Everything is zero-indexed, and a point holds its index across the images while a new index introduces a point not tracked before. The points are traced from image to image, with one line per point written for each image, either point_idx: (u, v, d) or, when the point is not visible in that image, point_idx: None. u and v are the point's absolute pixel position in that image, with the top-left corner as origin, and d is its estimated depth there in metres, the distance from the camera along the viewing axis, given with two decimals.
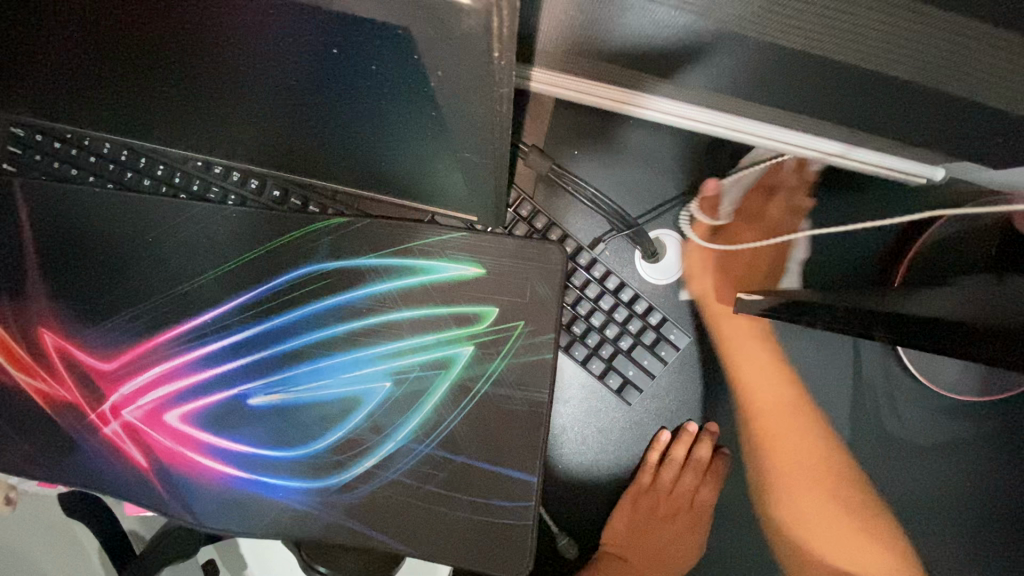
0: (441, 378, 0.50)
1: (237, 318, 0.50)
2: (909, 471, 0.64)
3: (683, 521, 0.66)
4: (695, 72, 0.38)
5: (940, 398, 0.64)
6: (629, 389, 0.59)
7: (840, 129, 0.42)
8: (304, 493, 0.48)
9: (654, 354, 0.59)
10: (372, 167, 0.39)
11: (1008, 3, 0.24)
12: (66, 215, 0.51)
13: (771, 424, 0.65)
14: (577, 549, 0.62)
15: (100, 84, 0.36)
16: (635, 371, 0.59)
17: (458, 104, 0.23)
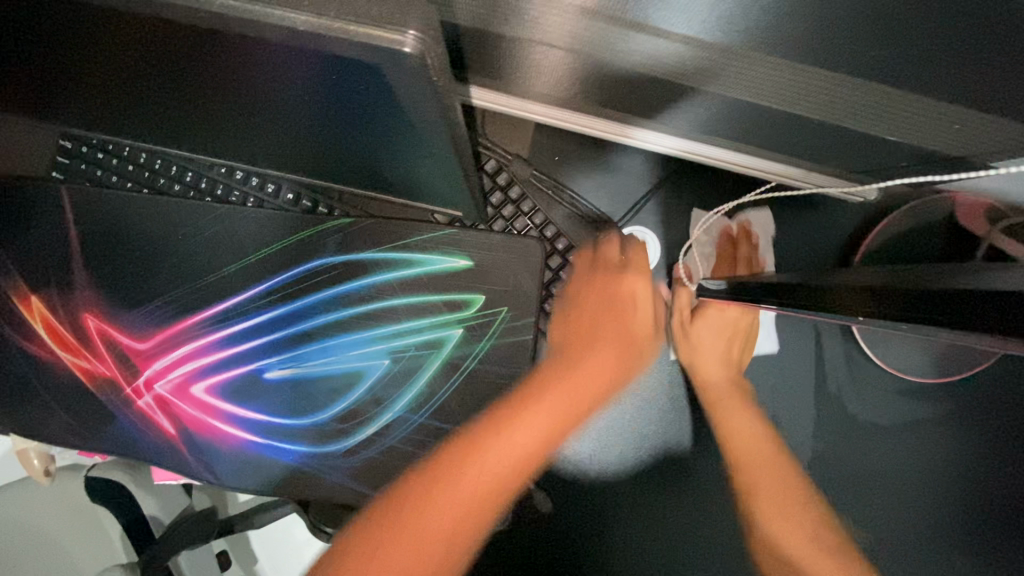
0: (434, 357, 0.56)
1: (256, 303, 0.57)
2: (874, 452, 0.68)
3: (567, 397, 0.55)
4: (640, 91, 0.45)
5: (903, 382, 0.68)
6: None
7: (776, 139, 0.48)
8: (311, 457, 0.54)
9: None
10: (367, 169, 0.46)
11: (840, 43, 0.31)
12: (107, 215, 0.58)
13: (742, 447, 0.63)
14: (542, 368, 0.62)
15: (136, 103, 0.43)
16: None
17: (420, 121, 0.30)
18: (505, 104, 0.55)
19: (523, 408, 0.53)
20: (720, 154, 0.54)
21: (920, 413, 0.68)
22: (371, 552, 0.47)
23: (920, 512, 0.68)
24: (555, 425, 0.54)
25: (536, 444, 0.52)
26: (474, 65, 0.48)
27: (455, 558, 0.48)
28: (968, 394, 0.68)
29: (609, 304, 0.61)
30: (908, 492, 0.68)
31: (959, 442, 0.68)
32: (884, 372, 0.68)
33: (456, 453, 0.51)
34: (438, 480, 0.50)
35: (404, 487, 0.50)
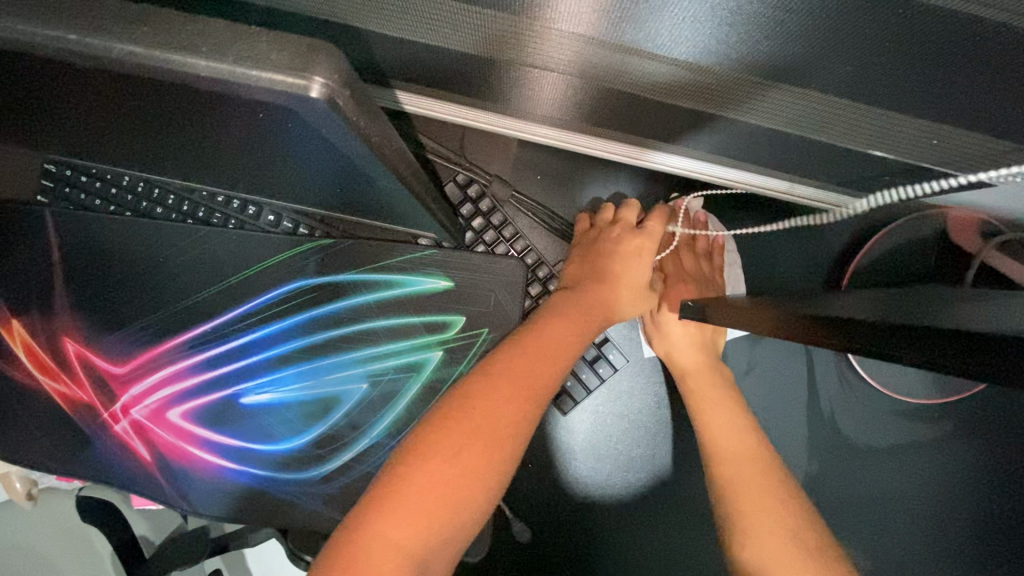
0: (414, 380, 0.56)
1: (234, 327, 0.56)
2: (870, 475, 0.66)
3: (573, 324, 0.53)
4: (619, 111, 0.44)
5: (900, 402, 0.66)
6: (565, 399, 0.64)
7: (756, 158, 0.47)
8: (288, 483, 0.54)
9: (594, 370, 0.64)
10: (337, 195, 0.45)
11: (794, 64, 0.30)
12: (88, 240, 0.58)
13: (725, 433, 0.57)
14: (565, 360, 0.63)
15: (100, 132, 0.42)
16: (573, 382, 0.64)
17: (363, 161, 0.28)
18: (479, 119, 0.52)
19: (529, 342, 0.50)
20: (711, 169, 0.53)
21: (916, 435, 0.66)
22: (397, 476, 0.41)
23: (919, 538, 0.66)
24: (565, 348, 0.51)
25: (548, 372, 0.49)
26: (423, 78, 0.45)
27: (475, 480, 0.42)
28: (966, 415, 0.66)
29: (614, 254, 0.59)
30: (906, 518, 0.66)
31: (958, 465, 0.66)
32: (878, 392, 0.66)
33: (472, 390, 0.46)
34: (458, 413, 0.44)
35: (416, 436, 0.43)
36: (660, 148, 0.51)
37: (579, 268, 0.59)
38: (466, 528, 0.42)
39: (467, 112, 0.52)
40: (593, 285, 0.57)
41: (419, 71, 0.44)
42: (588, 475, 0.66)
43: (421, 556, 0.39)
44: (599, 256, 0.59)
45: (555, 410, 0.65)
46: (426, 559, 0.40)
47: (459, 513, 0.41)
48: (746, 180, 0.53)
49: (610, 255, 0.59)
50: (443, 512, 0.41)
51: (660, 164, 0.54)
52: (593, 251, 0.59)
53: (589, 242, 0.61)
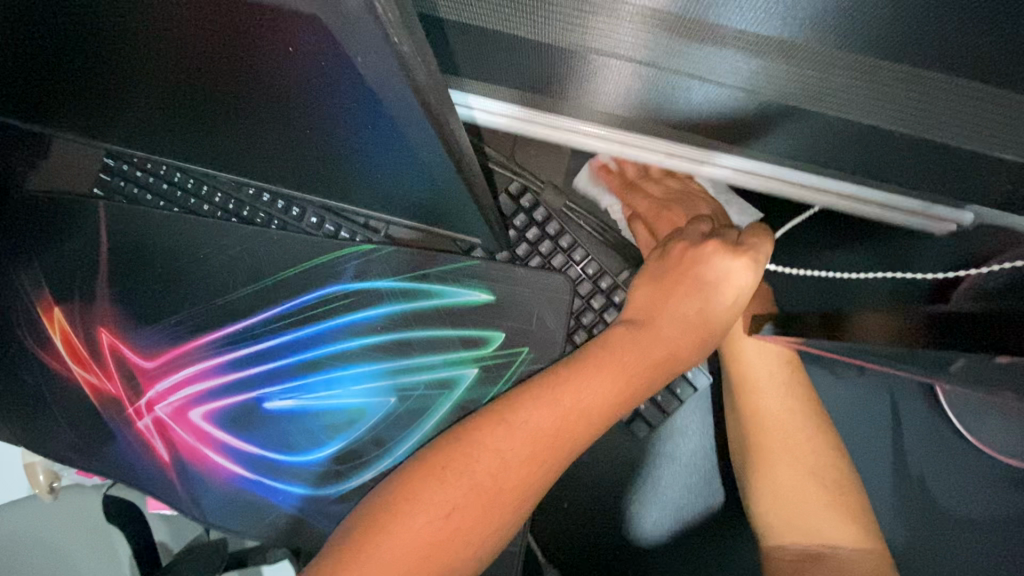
0: (445, 398, 0.52)
1: (266, 328, 0.54)
2: (967, 551, 0.56)
3: (625, 378, 0.41)
4: (696, 102, 0.39)
5: (1008, 467, 0.56)
6: (639, 422, 0.58)
7: (845, 161, 0.41)
8: (303, 500, 0.50)
9: (670, 391, 0.58)
10: (388, 168, 0.43)
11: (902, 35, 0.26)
12: (134, 232, 0.58)
13: (777, 413, 0.55)
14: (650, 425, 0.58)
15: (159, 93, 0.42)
16: (648, 405, 0.57)
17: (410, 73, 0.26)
18: (539, 119, 0.51)
19: (562, 391, 0.40)
20: (790, 176, 0.48)
21: None
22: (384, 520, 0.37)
23: None
24: (606, 404, 0.41)
25: (578, 434, 0.40)
26: (481, 73, 0.44)
27: (463, 541, 0.37)
28: None
29: (700, 287, 0.45)
30: None
31: None
32: (980, 454, 0.56)
33: (484, 437, 0.39)
34: (458, 466, 0.38)
35: (410, 478, 0.38)
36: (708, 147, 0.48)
37: (650, 299, 0.46)
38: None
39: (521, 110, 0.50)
40: (661, 327, 0.44)
41: (474, 61, 0.41)
42: (627, 523, 0.60)
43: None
44: (681, 288, 0.45)
45: (608, 440, 0.59)
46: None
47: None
48: (823, 186, 0.47)
49: (691, 292, 0.45)
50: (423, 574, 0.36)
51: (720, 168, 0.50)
52: (673, 280, 0.46)
53: (675, 259, 0.47)
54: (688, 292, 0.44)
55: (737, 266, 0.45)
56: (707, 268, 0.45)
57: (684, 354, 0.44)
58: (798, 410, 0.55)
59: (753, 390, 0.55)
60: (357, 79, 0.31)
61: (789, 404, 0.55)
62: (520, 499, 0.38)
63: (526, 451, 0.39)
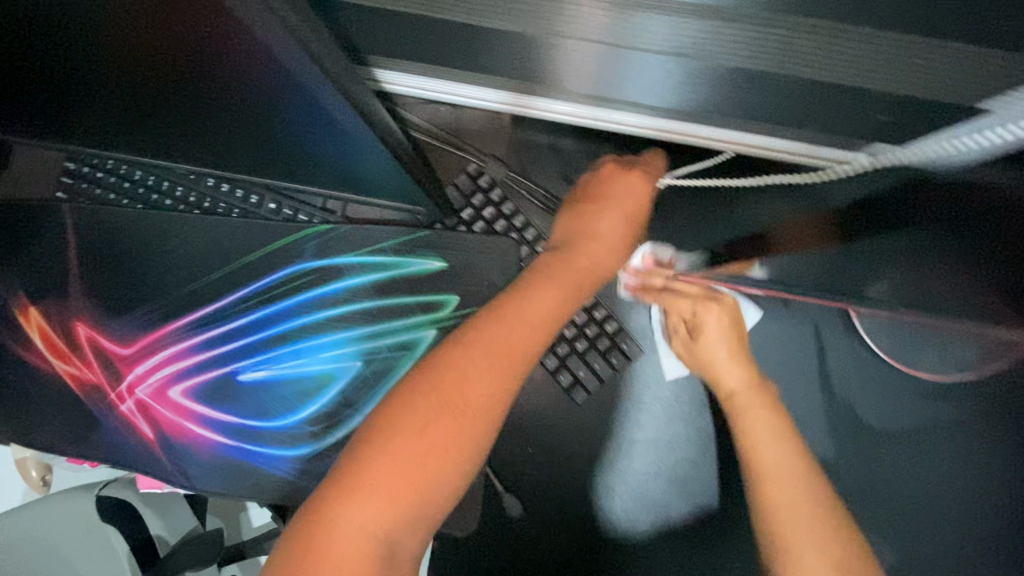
0: (407, 358, 0.56)
1: (235, 308, 0.58)
2: (891, 459, 0.62)
3: (559, 288, 0.46)
4: (596, 68, 0.43)
5: (921, 381, 0.62)
6: (578, 389, 0.60)
7: (736, 114, 0.46)
8: (283, 460, 0.54)
9: (606, 360, 0.61)
10: (331, 146, 0.47)
11: None
12: (100, 229, 0.61)
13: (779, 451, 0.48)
14: (587, 393, 0.61)
15: (103, 92, 0.45)
16: (586, 372, 0.60)
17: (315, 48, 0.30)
18: (456, 91, 0.54)
19: (508, 309, 0.44)
20: (699, 131, 0.51)
21: (942, 415, 0.62)
22: (353, 460, 0.38)
23: (949, 526, 0.61)
24: (548, 315, 0.45)
25: (529, 342, 0.43)
26: (394, 50, 0.47)
27: (441, 463, 0.39)
28: (995, 393, 0.62)
29: (607, 202, 0.52)
30: (932, 504, 0.62)
31: (987, 449, 0.61)
32: (897, 372, 0.62)
33: (444, 362, 0.41)
34: (420, 393, 0.40)
35: (383, 412, 0.40)
36: (612, 105, 0.51)
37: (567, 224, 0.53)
38: (436, 511, 0.39)
39: (441, 84, 0.53)
40: (586, 245, 0.50)
41: (390, 41, 0.44)
42: None
43: (386, 538, 0.37)
44: (601, 208, 0.52)
45: (566, 401, 0.61)
46: (393, 542, 0.37)
47: (426, 501, 0.38)
48: (730, 139, 0.51)
49: (609, 211, 0.52)
50: (407, 496, 0.38)
51: (622, 123, 0.53)
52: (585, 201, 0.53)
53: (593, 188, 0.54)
54: (596, 208, 0.52)
55: (626, 180, 0.54)
56: (619, 190, 0.53)
57: (610, 265, 0.50)
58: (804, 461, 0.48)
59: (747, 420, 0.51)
60: (276, 58, 0.34)
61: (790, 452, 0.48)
62: (490, 418, 0.40)
63: (482, 373, 0.41)
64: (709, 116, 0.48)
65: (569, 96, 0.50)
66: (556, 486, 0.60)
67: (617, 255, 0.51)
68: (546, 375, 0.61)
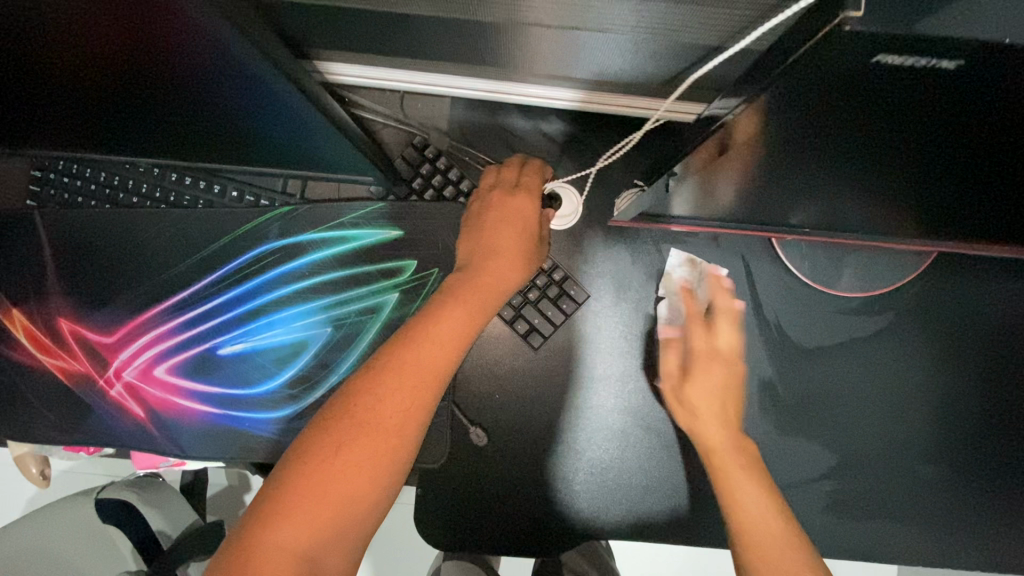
0: (374, 321, 0.61)
1: (209, 290, 0.62)
2: (824, 372, 0.69)
3: (464, 308, 0.50)
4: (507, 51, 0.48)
5: (843, 299, 0.69)
6: (534, 334, 0.67)
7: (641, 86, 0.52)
8: (268, 423, 0.59)
9: (558, 307, 0.68)
10: (281, 129, 0.51)
11: None
12: (73, 231, 0.64)
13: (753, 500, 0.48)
14: (543, 338, 0.67)
15: (58, 96, 0.48)
16: (540, 319, 0.67)
17: None
18: (427, 82, 0.59)
19: (418, 333, 0.47)
20: (618, 101, 0.58)
21: (864, 329, 0.69)
22: (280, 481, 0.41)
23: (877, 426, 0.69)
24: (457, 335, 0.48)
25: (440, 362, 0.47)
26: (329, 43, 0.50)
27: (362, 480, 0.42)
28: (909, 304, 0.69)
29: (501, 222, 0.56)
30: (861, 409, 0.69)
31: (905, 354, 0.69)
32: (822, 294, 0.69)
33: (358, 388, 0.44)
34: (341, 415, 0.43)
35: (304, 439, 0.43)
36: (536, 80, 0.56)
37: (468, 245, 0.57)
38: (361, 528, 0.42)
39: (378, 72, 0.58)
40: (489, 264, 0.53)
41: (324, 38, 0.48)
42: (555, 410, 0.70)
43: (311, 555, 0.39)
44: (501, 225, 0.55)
45: (525, 349, 0.68)
46: (316, 561, 0.40)
47: (346, 519, 0.41)
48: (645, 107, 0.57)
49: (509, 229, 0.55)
50: (327, 516, 0.40)
51: (548, 95, 0.59)
52: (481, 221, 0.57)
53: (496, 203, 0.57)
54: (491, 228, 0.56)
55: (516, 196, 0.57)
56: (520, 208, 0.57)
57: (512, 280, 0.54)
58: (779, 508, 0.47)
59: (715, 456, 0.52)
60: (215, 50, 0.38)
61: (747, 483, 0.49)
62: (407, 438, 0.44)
63: (394, 397, 0.44)
64: (620, 89, 0.54)
65: (495, 76, 0.56)
66: (524, 427, 0.66)
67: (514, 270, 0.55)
68: (507, 327, 0.68)
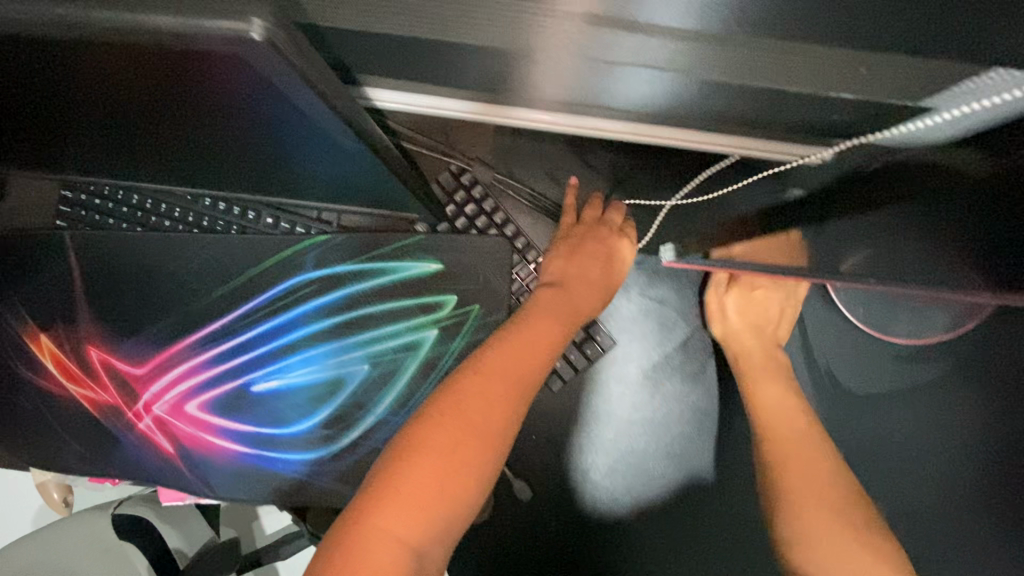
0: (412, 359, 0.59)
1: (243, 322, 0.60)
2: (873, 420, 0.66)
3: (553, 321, 0.54)
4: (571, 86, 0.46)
5: (897, 345, 0.66)
6: (554, 377, 0.65)
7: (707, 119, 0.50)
8: (303, 464, 0.57)
9: (582, 352, 0.65)
10: (326, 170, 0.49)
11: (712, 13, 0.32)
12: (103, 255, 0.62)
13: (779, 422, 0.59)
14: (563, 382, 0.65)
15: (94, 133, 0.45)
16: (562, 362, 0.65)
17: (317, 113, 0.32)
18: (477, 111, 0.57)
19: (516, 341, 0.51)
20: (678, 134, 0.55)
21: (919, 376, 0.66)
22: (391, 470, 0.43)
23: (929, 479, 0.66)
24: (547, 343, 0.52)
25: (533, 369, 0.50)
26: (378, 69, 0.48)
27: (467, 475, 0.43)
28: (968, 352, 0.66)
29: (594, 251, 0.60)
30: (912, 461, 0.66)
31: (961, 404, 0.66)
32: (877, 339, 0.66)
33: (462, 387, 0.47)
34: (450, 411, 0.45)
35: (411, 434, 0.44)
36: (594, 113, 0.54)
37: (557, 263, 0.60)
38: (464, 512, 0.43)
39: (428, 101, 0.55)
40: (573, 284, 0.57)
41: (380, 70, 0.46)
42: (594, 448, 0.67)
43: (418, 546, 0.41)
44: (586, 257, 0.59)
45: (544, 390, 0.65)
46: (422, 548, 0.41)
47: (449, 511, 0.42)
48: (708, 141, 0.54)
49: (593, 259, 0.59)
50: (436, 505, 0.42)
51: (601, 129, 0.56)
52: (574, 244, 0.60)
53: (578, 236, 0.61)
54: (584, 252, 0.59)
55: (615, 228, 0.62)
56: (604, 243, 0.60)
57: (591, 307, 0.58)
58: (797, 470, 0.55)
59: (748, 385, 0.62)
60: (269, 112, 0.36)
61: (789, 461, 0.55)
62: (509, 435, 0.46)
63: (493, 398, 0.46)
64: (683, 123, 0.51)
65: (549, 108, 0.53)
66: None
67: (595, 298, 0.59)
68: None
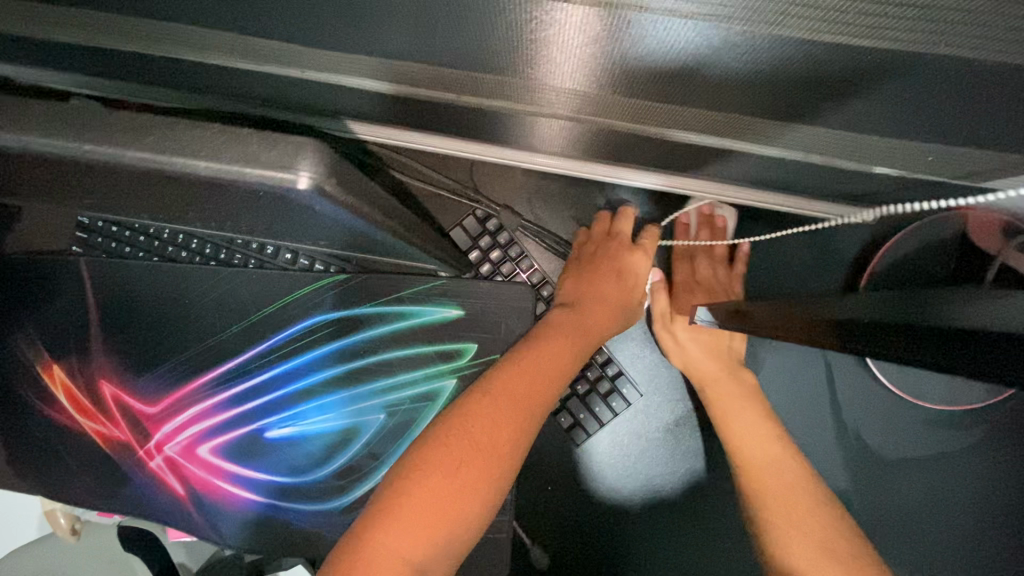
0: (429, 409, 0.57)
1: (258, 364, 0.59)
2: (901, 486, 0.64)
3: (566, 343, 0.53)
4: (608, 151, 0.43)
5: (930, 410, 0.64)
6: (578, 430, 0.64)
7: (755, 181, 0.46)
8: (315, 515, 0.56)
9: (607, 404, 0.64)
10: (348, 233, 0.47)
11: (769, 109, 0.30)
12: (117, 285, 0.61)
13: (753, 449, 0.57)
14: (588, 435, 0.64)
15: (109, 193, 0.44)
16: (587, 415, 0.63)
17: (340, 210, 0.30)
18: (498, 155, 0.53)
19: (529, 363, 0.49)
20: (722, 189, 0.51)
21: (951, 443, 0.64)
22: (395, 490, 0.42)
23: (956, 549, 0.63)
24: (560, 363, 0.51)
25: (545, 391, 0.48)
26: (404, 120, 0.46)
27: (471, 497, 0.42)
28: (1002, 421, 0.63)
29: (609, 270, 0.59)
30: (939, 529, 0.64)
31: (993, 474, 0.64)
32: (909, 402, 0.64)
33: (471, 408, 0.46)
34: (457, 434, 0.44)
35: (416, 456, 0.43)
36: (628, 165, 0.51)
37: (571, 283, 0.59)
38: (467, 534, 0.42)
39: (450, 146, 0.51)
40: (588, 306, 0.56)
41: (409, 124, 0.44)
42: (609, 500, 0.65)
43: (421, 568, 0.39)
44: (595, 276, 0.58)
45: (567, 442, 0.64)
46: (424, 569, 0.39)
47: (452, 534, 0.41)
48: (756, 197, 0.51)
49: (603, 277, 0.58)
50: (440, 526, 0.41)
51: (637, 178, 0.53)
52: (590, 264, 0.60)
53: (590, 257, 0.61)
54: (598, 271, 0.59)
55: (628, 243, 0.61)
56: (615, 258, 0.60)
57: (605, 330, 0.57)
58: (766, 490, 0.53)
59: (720, 416, 0.60)
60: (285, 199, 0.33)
61: (761, 478, 0.54)
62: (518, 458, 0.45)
63: (502, 421, 0.45)
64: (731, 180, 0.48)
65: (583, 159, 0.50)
66: None
67: (611, 321, 0.58)
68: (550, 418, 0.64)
